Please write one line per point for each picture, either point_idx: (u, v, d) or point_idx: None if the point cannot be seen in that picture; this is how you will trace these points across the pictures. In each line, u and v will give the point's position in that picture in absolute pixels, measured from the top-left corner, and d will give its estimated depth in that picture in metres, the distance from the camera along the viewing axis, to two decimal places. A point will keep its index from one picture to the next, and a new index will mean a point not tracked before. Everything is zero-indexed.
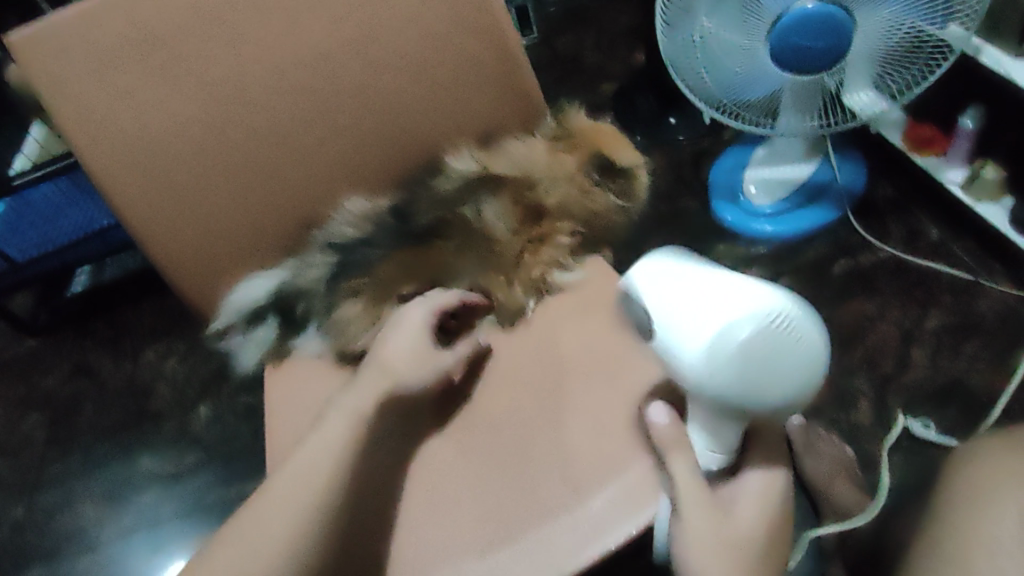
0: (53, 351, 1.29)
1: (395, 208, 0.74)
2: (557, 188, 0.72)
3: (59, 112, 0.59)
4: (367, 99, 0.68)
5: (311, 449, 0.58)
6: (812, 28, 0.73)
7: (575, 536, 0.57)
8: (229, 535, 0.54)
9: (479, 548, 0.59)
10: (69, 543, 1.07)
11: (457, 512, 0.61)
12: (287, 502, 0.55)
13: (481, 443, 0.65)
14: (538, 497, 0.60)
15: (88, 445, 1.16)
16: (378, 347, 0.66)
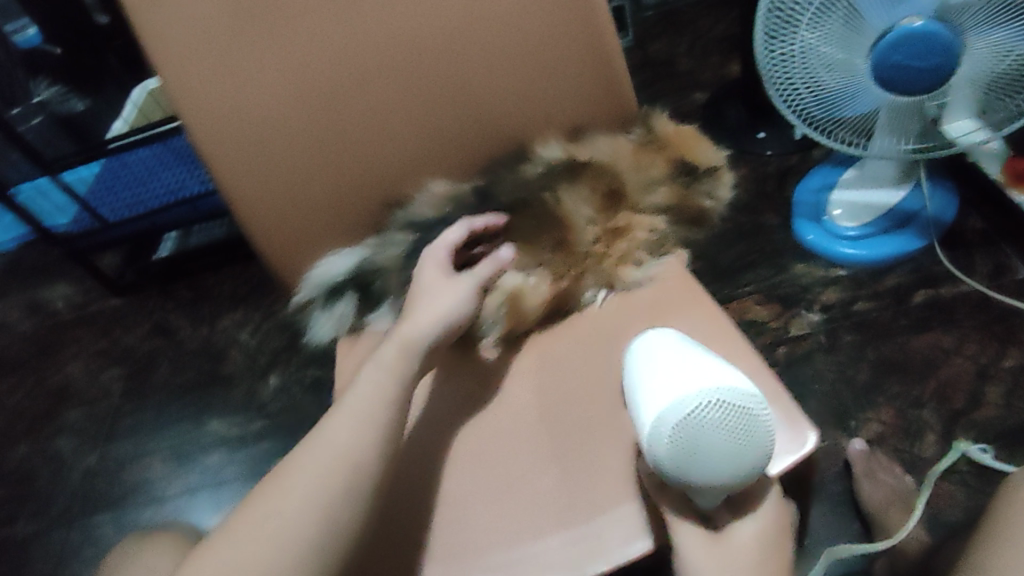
0: (136, 310, 1.36)
1: (477, 189, 0.75)
2: (634, 178, 0.74)
3: (167, 75, 0.61)
4: (461, 84, 0.69)
5: (348, 414, 0.58)
6: (917, 47, 0.71)
7: (620, 530, 0.57)
8: (267, 496, 0.55)
9: (527, 532, 0.59)
10: (134, 493, 1.11)
11: (509, 493, 0.62)
12: (318, 465, 0.55)
13: (537, 427, 0.65)
14: (590, 488, 0.60)
15: (159, 401, 1.21)
16: (414, 294, 0.66)
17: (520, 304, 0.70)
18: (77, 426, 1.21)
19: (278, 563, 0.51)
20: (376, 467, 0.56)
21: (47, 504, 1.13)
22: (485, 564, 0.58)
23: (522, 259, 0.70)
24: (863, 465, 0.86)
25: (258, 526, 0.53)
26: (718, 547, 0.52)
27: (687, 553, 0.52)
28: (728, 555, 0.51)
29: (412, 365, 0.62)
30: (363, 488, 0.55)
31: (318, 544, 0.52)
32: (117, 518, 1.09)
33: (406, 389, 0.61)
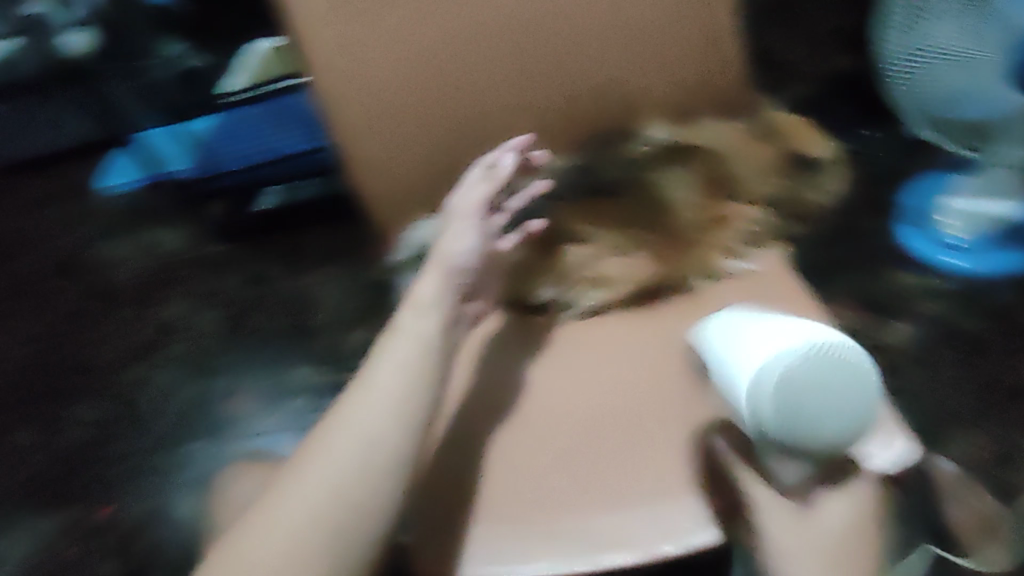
0: (234, 260, 1.42)
1: (576, 164, 0.74)
2: (745, 167, 0.72)
3: (292, 25, 0.61)
4: (578, 57, 0.68)
5: (368, 388, 0.55)
6: None
7: (670, 521, 0.56)
8: (296, 473, 0.52)
9: (573, 508, 0.58)
10: (225, 428, 1.18)
11: (564, 470, 0.60)
12: (349, 441, 0.52)
13: (607, 411, 0.64)
14: (647, 475, 0.59)
15: (249, 346, 1.27)
16: (430, 250, 0.68)
17: (606, 284, 0.70)
18: (177, 359, 1.28)
19: (311, 543, 0.48)
20: (405, 446, 0.53)
21: (147, 426, 1.20)
22: (542, 530, 0.57)
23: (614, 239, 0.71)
24: (951, 485, 0.73)
25: (284, 509, 0.49)
26: (803, 528, 0.52)
27: (768, 531, 0.53)
28: (814, 538, 0.51)
29: (429, 320, 0.61)
30: (389, 473, 0.52)
31: (341, 526, 0.49)
32: (211, 443, 1.16)
33: (428, 343, 0.59)
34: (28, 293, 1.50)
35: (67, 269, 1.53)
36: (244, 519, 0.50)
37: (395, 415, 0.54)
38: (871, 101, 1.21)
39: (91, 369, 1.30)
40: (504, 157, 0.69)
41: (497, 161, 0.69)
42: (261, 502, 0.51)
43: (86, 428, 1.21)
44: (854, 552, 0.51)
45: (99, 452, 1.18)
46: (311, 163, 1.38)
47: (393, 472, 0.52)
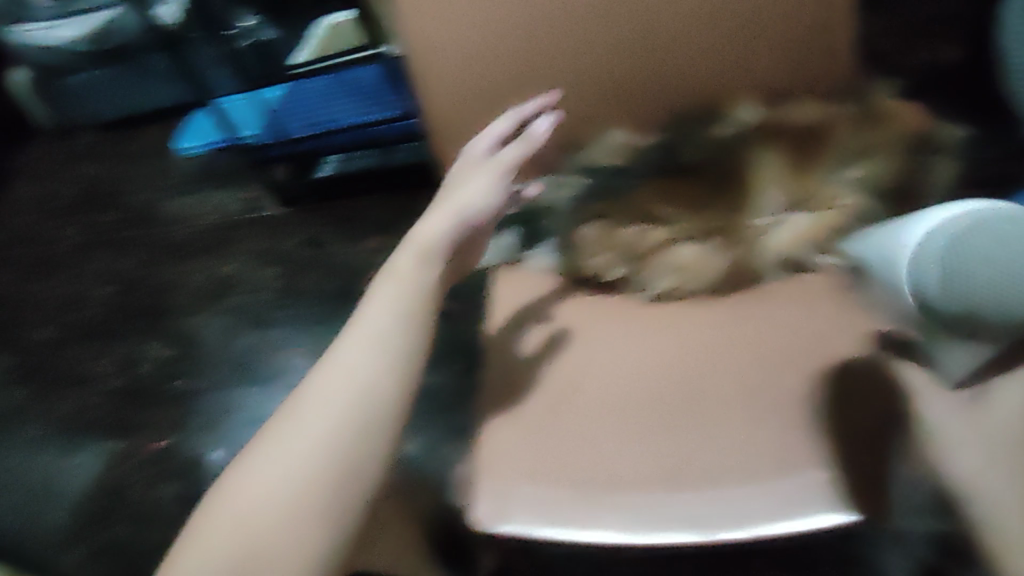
0: (297, 221, 1.45)
1: (661, 144, 0.70)
2: (850, 157, 0.65)
3: None
4: (671, 30, 0.64)
5: (361, 342, 0.55)
6: None
7: (751, 501, 0.53)
8: (274, 431, 0.52)
9: (639, 482, 0.55)
10: (277, 375, 1.19)
11: (625, 445, 0.58)
12: (329, 397, 0.52)
13: (678, 392, 0.61)
14: (726, 454, 0.56)
15: (306, 302, 1.29)
16: (440, 196, 0.65)
17: (684, 273, 0.67)
18: (236, 310, 1.32)
19: (288, 498, 0.48)
20: (395, 404, 0.53)
21: (210, 369, 1.23)
22: (589, 503, 0.55)
23: (691, 221, 0.67)
24: None
25: (275, 461, 0.50)
26: (977, 414, 0.49)
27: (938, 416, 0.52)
28: (982, 424, 0.49)
29: (428, 274, 0.59)
30: (376, 435, 0.51)
31: (329, 482, 0.49)
32: (264, 391, 1.17)
33: (426, 300, 0.58)
34: (107, 241, 1.58)
35: (143, 220, 1.59)
36: (242, 464, 0.51)
37: (388, 376, 0.53)
38: None
39: (158, 313, 1.36)
40: (540, 119, 0.66)
41: (532, 122, 0.66)
42: (259, 447, 0.52)
43: (156, 364, 1.27)
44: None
45: (164, 388, 1.22)
46: (392, 134, 1.37)
47: (382, 434, 0.51)
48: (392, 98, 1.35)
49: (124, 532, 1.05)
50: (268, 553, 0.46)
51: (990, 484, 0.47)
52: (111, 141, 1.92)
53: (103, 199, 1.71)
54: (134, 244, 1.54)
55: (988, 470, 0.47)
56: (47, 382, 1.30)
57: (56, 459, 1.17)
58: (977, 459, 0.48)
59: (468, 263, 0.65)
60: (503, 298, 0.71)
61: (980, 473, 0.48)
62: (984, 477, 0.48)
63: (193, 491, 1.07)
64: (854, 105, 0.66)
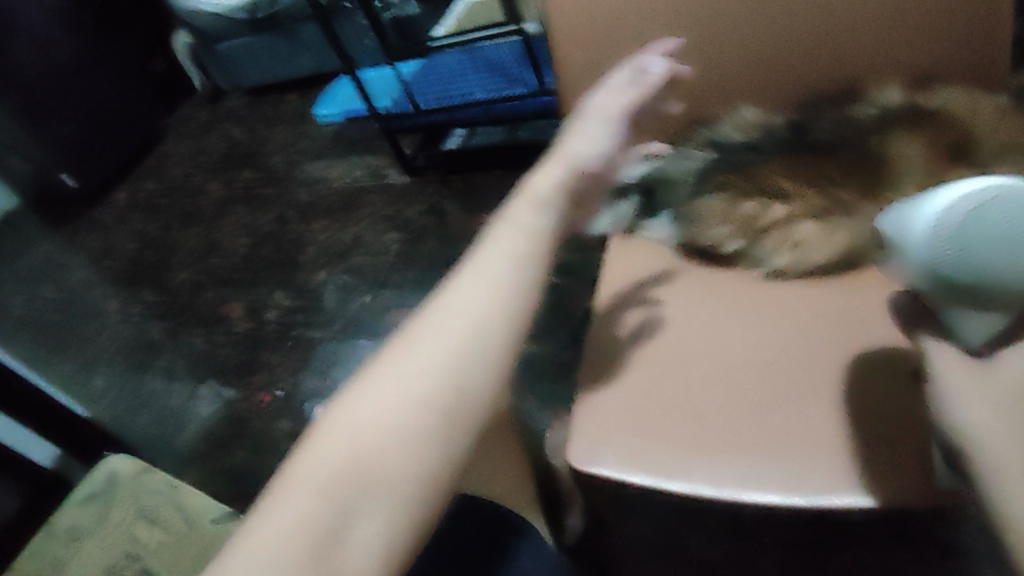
0: (420, 190, 1.51)
1: (793, 123, 0.69)
2: (1000, 137, 0.59)
3: None
4: (814, 7, 0.64)
5: (483, 278, 0.51)
6: None
7: (824, 477, 0.52)
8: (383, 364, 0.48)
9: (722, 446, 0.56)
10: (389, 331, 1.24)
11: (719, 415, 0.58)
12: (451, 332, 0.48)
13: (781, 369, 0.59)
14: (815, 430, 0.55)
15: (422, 267, 1.34)
16: (552, 144, 0.62)
17: (800, 249, 0.65)
18: (357, 268, 1.39)
19: (408, 430, 0.44)
20: (512, 335, 0.49)
21: (328, 321, 1.30)
22: (683, 461, 0.56)
23: (815, 200, 0.65)
24: None
25: (387, 383, 0.46)
26: (990, 371, 0.38)
27: (938, 371, 0.40)
28: (995, 387, 0.38)
29: (547, 218, 0.56)
30: (493, 366, 0.48)
31: (446, 407, 0.46)
32: (376, 346, 1.23)
33: (547, 243, 0.55)
34: (247, 197, 1.69)
35: (279, 180, 1.70)
36: (344, 390, 0.47)
37: (507, 309, 0.50)
38: None
39: (286, 265, 1.45)
40: (655, 65, 0.67)
41: (648, 67, 0.67)
42: (371, 370, 0.48)
43: (280, 311, 1.35)
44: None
45: (285, 334, 1.30)
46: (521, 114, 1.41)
47: (497, 364, 0.48)
48: (526, 78, 1.40)
49: (240, 457, 1.12)
50: (382, 472, 0.43)
51: (1004, 447, 0.36)
52: (256, 107, 2.06)
53: (245, 159, 1.84)
54: (270, 200, 1.65)
55: (1005, 433, 0.36)
56: (185, 318, 1.42)
57: (186, 387, 1.28)
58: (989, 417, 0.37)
59: (584, 217, 0.63)
60: (614, 266, 0.73)
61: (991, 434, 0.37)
62: (996, 442, 0.37)
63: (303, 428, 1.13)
64: (1009, 91, 0.63)
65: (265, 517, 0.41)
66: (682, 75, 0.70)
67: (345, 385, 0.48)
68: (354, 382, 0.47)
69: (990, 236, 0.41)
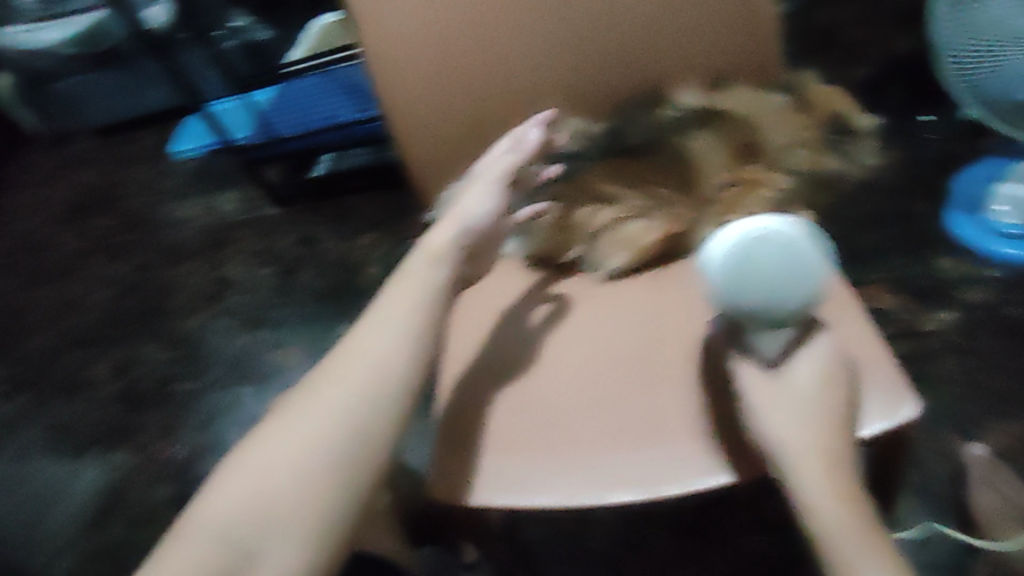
0: (291, 221, 1.46)
1: (611, 129, 0.70)
2: (779, 133, 0.68)
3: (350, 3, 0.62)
4: (616, 25, 0.66)
5: (378, 324, 0.58)
6: None
7: (667, 466, 0.56)
8: (292, 408, 0.54)
9: (573, 448, 0.58)
10: (272, 374, 1.22)
11: (567, 419, 0.60)
12: (354, 373, 0.55)
13: (619, 366, 0.62)
14: (654, 421, 0.58)
15: (300, 300, 1.31)
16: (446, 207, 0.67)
17: (632, 247, 0.67)
18: (233, 309, 1.34)
19: (309, 470, 0.50)
20: (408, 379, 0.56)
21: (205, 370, 1.26)
22: (563, 473, 0.57)
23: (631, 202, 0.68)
24: (983, 472, 0.77)
25: (293, 424, 0.53)
26: (778, 385, 0.49)
27: (751, 395, 0.49)
28: (790, 394, 0.48)
29: (439, 272, 0.62)
30: (387, 403, 0.54)
31: (348, 447, 0.52)
32: (259, 390, 1.20)
33: (439, 297, 0.61)
34: (105, 247, 1.60)
35: (139, 225, 1.62)
36: (260, 429, 0.54)
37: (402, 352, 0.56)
38: (930, 79, 1.15)
39: (154, 317, 1.39)
40: (532, 132, 0.67)
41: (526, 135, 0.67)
42: (283, 411, 0.55)
43: (155, 366, 1.29)
44: (828, 408, 0.48)
45: (161, 390, 1.25)
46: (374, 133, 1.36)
47: (398, 403, 0.55)
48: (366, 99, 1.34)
49: (118, 535, 1.07)
50: (285, 509, 0.49)
51: (806, 444, 0.46)
52: (105, 147, 1.94)
53: (100, 205, 1.73)
54: (131, 248, 1.57)
55: (802, 434, 0.46)
56: (46, 388, 1.33)
57: (57, 463, 1.20)
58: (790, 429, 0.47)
59: (474, 269, 0.69)
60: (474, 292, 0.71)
61: (798, 438, 0.46)
62: (800, 443, 0.46)
63: (187, 490, 1.10)
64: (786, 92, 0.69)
65: (178, 548, 0.48)
66: (562, 141, 0.70)
67: (257, 427, 0.55)
68: (267, 423, 0.54)
69: (765, 267, 0.47)
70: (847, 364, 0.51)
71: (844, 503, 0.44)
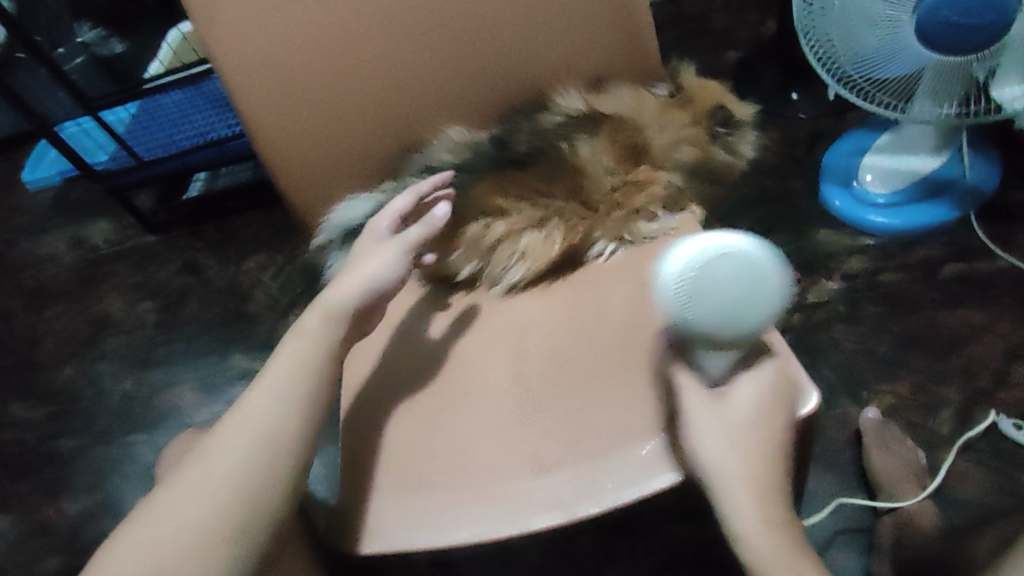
0: (168, 248, 1.37)
1: (495, 137, 0.71)
2: (659, 133, 0.67)
3: (205, 33, 0.59)
4: (491, 37, 0.65)
5: (272, 388, 0.55)
6: (950, 36, 0.75)
7: (577, 485, 0.55)
8: (177, 481, 0.50)
9: (477, 480, 0.57)
10: (165, 418, 1.14)
11: (476, 444, 0.59)
12: (245, 442, 0.52)
13: (520, 389, 0.61)
14: (560, 442, 0.57)
15: (189, 334, 1.23)
16: (346, 267, 0.64)
17: (529, 257, 0.66)
18: (113, 352, 1.25)
19: (191, 547, 0.46)
20: (301, 448, 0.53)
21: (89, 422, 1.17)
22: (469, 509, 0.56)
23: (519, 217, 0.67)
24: (875, 434, 0.82)
25: (177, 498, 0.49)
26: (716, 407, 0.50)
27: (688, 414, 0.51)
28: (723, 414, 0.50)
29: (337, 331, 0.59)
30: (278, 474, 0.51)
31: (237, 524, 0.48)
32: (153, 435, 1.13)
33: (334, 356, 0.58)
34: None
35: None
36: (141, 509, 0.50)
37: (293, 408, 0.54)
38: None
39: (23, 369, 1.27)
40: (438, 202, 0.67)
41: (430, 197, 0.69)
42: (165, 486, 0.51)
43: (30, 424, 1.19)
44: (760, 429, 0.49)
45: (41, 450, 1.15)
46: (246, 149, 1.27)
47: (292, 461, 0.52)
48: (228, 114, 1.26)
49: None
50: None
51: (730, 464, 0.48)
52: None
53: None
54: None
55: (728, 454, 0.48)
56: None
57: None
58: (722, 450, 0.48)
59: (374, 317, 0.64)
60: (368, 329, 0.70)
61: (723, 457, 0.48)
62: (726, 461, 0.48)
63: (80, 556, 1.02)
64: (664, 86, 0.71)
65: None
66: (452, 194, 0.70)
67: (140, 505, 0.50)
68: (149, 502, 0.50)
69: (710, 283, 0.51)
70: (791, 384, 0.52)
71: (771, 523, 0.46)
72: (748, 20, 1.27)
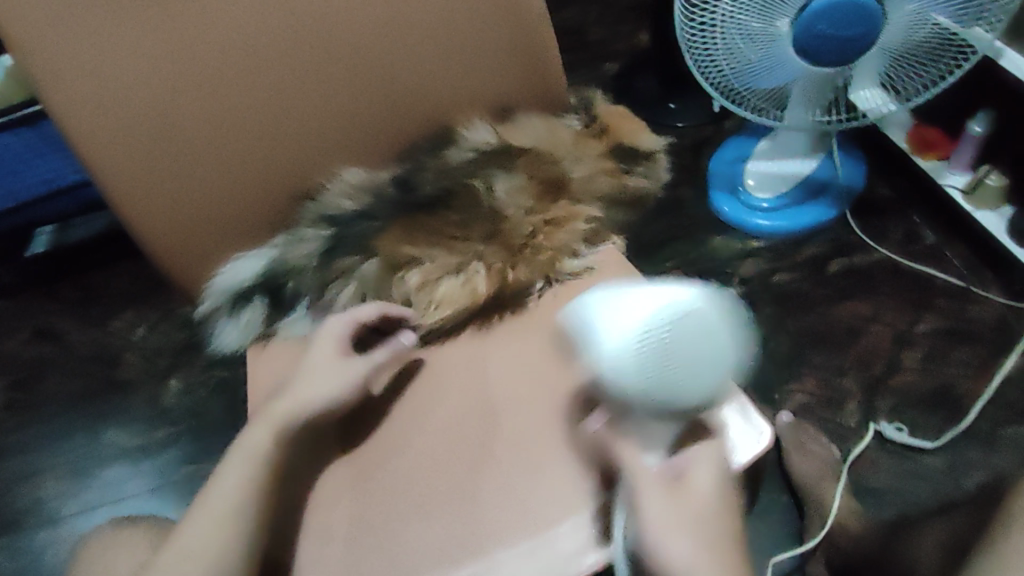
0: (13, 314, 1.20)
1: (398, 179, 0.68)
2: (578, 165, 0.67)
3: (49, 82, 0.51)
4: (385, 67, 0.62)
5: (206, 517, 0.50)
6: (824, 49, 0.78)
7: (541, 558, 0.51)
8: None
9: (434, 560, 0.52)
10: (30, 514, 1.00)
11: (422, 518, 0.55)
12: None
13: (458, 452, 0.57)
14: (514, 510, 0.54)
15: (51, 412, 1.09)
16: (285, 386, 0.58)
17: (447, 306, 0.62)
18: None
19: None
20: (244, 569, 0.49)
21: None
22: None
23: (429, 267, 0.63)
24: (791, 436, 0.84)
25: None
26: (678, 495, 0.47)
27: (652, 505, 0.46)
28: (689, 504, 0.46)
29: (276, 445, 0.55)
30: None
31: None
32: (19, 536, 0.99)
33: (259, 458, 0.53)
34: None
35: None
36: None
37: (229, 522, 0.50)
38: None
39: None
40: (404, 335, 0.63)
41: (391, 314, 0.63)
42: None
43: None
44: (730, 523, 0.47)
45: None
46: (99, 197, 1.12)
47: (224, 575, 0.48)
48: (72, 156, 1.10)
49: None
50: None
51: (699, 560, 0.44)
52: None
53: None
54: None
55: (699, 549, 0.44)
56: None
57: None
58: (696, 545, 0.44)
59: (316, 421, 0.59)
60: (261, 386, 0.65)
61: (697, 557, 0.44)
62: (696, 558, 0.44)
63: None
64: (577, 116, 0.70)
65: None
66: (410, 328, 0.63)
67: None
68: None
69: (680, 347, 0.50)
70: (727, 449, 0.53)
71: None
72: (622, 31, 1.28)
